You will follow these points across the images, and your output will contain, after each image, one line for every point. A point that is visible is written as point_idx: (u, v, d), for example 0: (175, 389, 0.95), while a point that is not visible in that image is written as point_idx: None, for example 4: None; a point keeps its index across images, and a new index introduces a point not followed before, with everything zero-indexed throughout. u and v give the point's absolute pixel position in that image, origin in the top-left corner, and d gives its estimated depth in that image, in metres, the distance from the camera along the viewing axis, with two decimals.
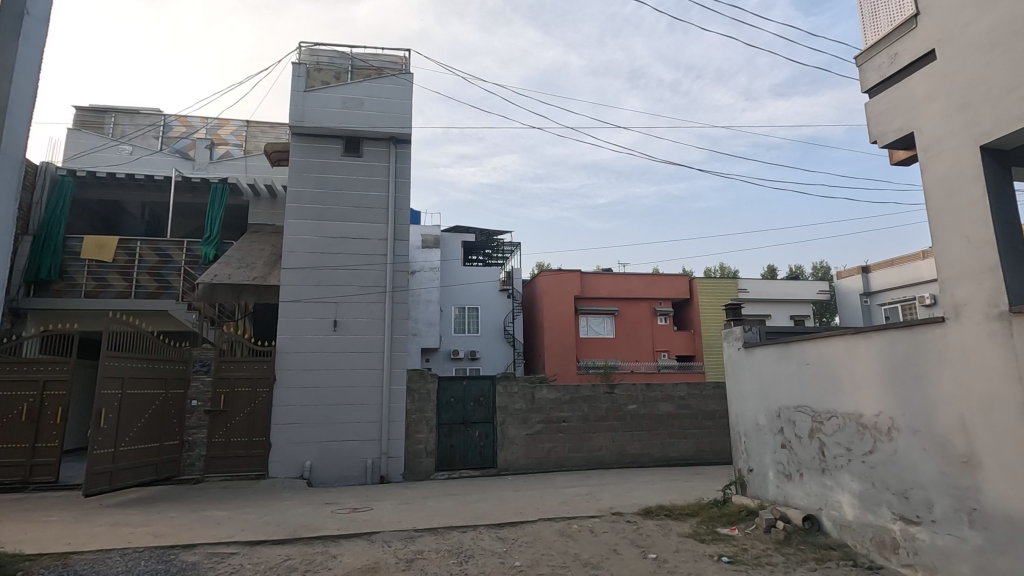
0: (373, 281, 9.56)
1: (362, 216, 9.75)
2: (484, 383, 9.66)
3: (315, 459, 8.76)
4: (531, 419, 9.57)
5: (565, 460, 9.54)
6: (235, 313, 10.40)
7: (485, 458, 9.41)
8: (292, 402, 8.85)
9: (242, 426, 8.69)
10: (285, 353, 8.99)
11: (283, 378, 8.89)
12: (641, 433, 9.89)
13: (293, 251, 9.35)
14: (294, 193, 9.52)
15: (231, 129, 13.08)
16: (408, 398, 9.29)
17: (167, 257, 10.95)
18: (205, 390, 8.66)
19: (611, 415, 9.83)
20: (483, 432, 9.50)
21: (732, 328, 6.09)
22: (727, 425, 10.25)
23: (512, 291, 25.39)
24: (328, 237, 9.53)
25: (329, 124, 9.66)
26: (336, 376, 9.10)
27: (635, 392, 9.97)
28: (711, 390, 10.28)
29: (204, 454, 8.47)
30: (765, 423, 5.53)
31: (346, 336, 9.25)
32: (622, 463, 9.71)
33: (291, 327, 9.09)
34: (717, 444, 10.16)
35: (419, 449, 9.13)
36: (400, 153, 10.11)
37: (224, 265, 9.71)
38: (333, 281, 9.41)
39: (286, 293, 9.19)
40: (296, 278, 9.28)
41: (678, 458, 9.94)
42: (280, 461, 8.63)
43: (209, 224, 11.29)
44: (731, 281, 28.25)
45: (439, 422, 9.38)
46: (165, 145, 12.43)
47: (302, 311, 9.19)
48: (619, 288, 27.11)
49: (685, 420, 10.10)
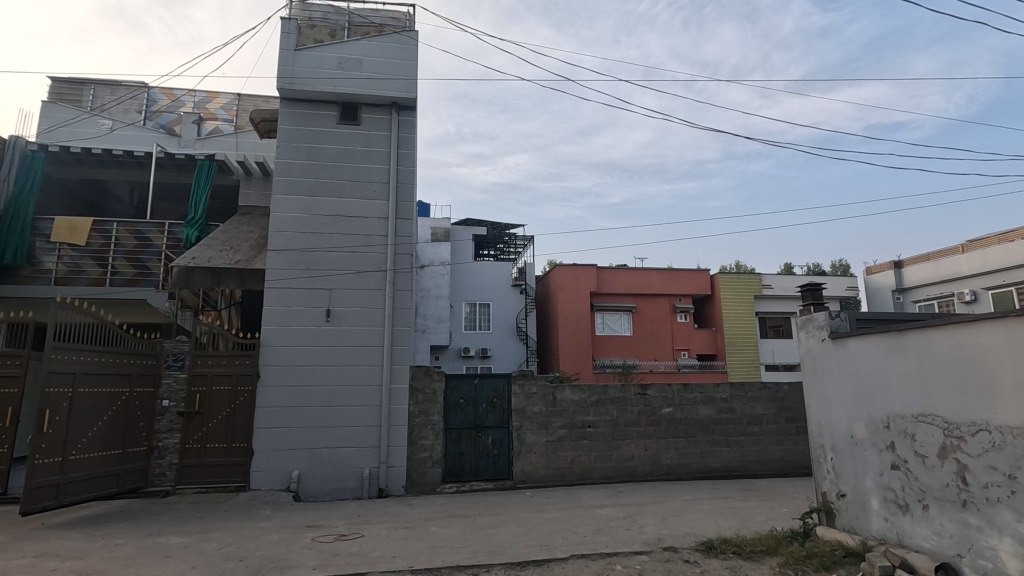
0: (372, 265, 8.39)
1: (360, 192, 8.59)
2: (498, 382, 8.45)
3: (304, 469, 7.62)
4: (552, 424, 8.35)
5: (590, 471, 8.30)
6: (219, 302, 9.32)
7: (499, 469, 8.20)
8: (278, 403, 7.72)
9: (220, 431, 7.56)
10: (271, 347, 7.85)
11: (267, 376, 7.76)
12: (678, 441, 8.62)
13: (281, 231, 8.22)
14: (283, 165, 8.38)
15: (221, 103, 11.98)
16: (411, 400, 8.09)
17: (147, 240, 9.89)
18: (179, 389, 7.54)
19: (644, 420, 8.58)
20: (496, 438, 8.27)
21: (813, 315, 4.83)
22: (776, 431, 8.94)
23: (525, 287, 24.13)
24: (321, 216, 8.38)
25: (323, 87, 8.50)
26: (329, 373, 7.93)
27: (670, 394, 8.73)
28: (755, 391, 9.00)
29: (176, 462, 7.35)
30: (865, 436, 4.27)
31: (340, 327, 8.09)
32: (657, 475, 8.45)
33: (277, 318, 7.95)
34: (765, 454, 8.85)
35: (424, 458, 7.94)
36: (402, 121, 8.94)
37: (206, 247, 8.60)
38: (326, 265, 8.25)
39: (271, 279, 8.05)
40: (283, 261, 8.13)
41: (720, 469, 8.66)
42: (264, 472, 7.51)
43: (192, 205, 10.17)
44: (755, 277, 26.83)
45: (447, 427, 8.19)
46: (149, 120, 11.36)
47: (291, 299, 8.04)
48: (637, 284, 25.76)
49: (727, 426, 8.81)
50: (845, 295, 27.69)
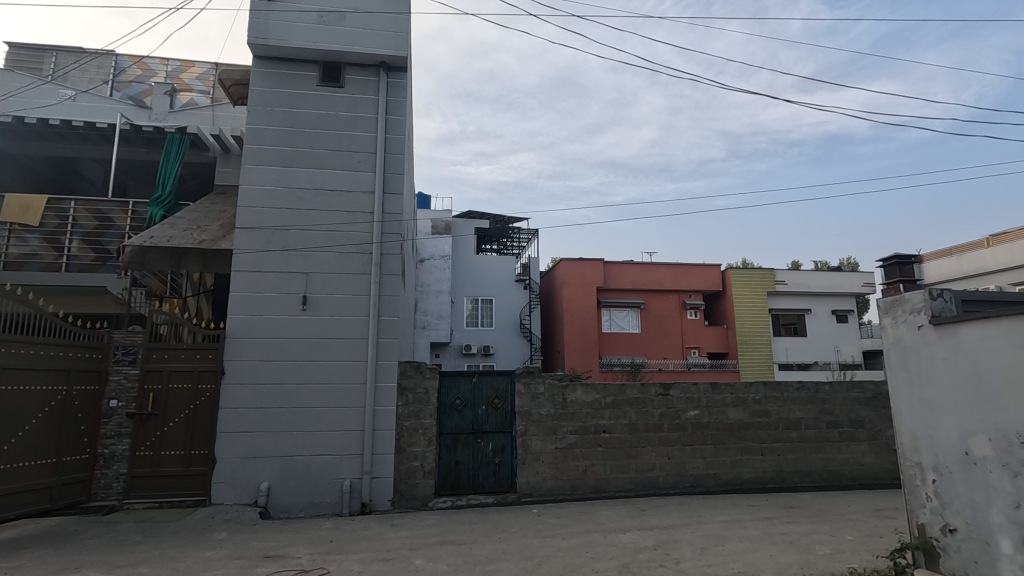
0: (356, 246, 7.33)
1: (343, 163, 7.53)
2: (500, 380, 7.40)
3: (274, 480, 6.57)
4: (561, 429, 7.28)
5: (605, 483, 7.23)
6: (185, 289, 8.27)
7: (500, 481, 7.13)
8: (246, 403, 6.67)
9: (177, 436, 6.52)
10: (237, 339, 6.80)
11: (234, 373, 6.71)
12: (705, 449, 7.54)
13: (251, 206, 7.17)
14: (254, 132, 7.33)
15: (197, 73, 10.92)
16: (400, 400, 7.04)
17: (108, 222, 8.84)
18: (129, 387, 6.49)
19: (666, 425, 7.50)
20: (498, 445, 7.20)
21: (905, 295, 3.74)
22: (816, 438, 7.85)
23: (529, 282, 23.04)
24: (298, 190, 7.33)
25: (301, 43, 7.43)
26: (305, 369, 6.88)
27: (696, 394, 7.66)
28: (793, 393, 7.90)
29: (124, 472, 6.31)
30: (989, 455, 3.20)
31: (317, 317, 7.03)
32: (681, 488, 7.36)
33: (246, 306, 6.90)
34: (804, 463, 7.75)
35: (414, 468, 6.89)
36: (392, 84, 7.88)
37: (169, 227, 7.55)
38: (304, 246, 7.20)
39: (239, 261, 7.00)
40: (254, 241, 7.09)
41: (753, 481, 7.57)
42: (227, 484, 6.47)
43: (159, 183, 9.09)
44: (769, 273, 25.68)
45: (441, 432, 7.12)
46: (116, 91, 10.31)
47: (263, 285, 6.99)
48: (646, 279, 24.65)
49: (761, 431, 7.73)
50: (861, 292, 26.58)
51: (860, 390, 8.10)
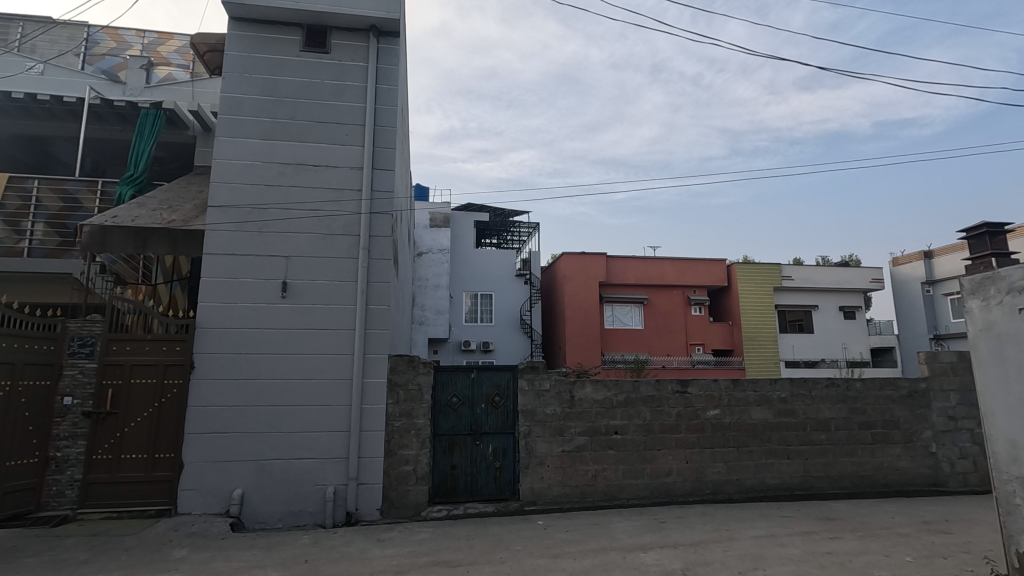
0: (342, 227, 6.62)
1: (328, 136, 6.81)
2: (502, 376, 6.70)
3: (249, 486, 5.89)
4: (569, 430, 6.58)
5: (617, 490, 6.54)
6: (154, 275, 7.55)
7: (501, 488, 6.44)
8: (218, 400, 5.98)
9: (140, 438, 5.81)
10: (208, 330, 6.10)
11: (204, 367, 6.02)
12: (727, 452, 6.86)
13: (226, 182, 6.46)
14: (230, 101, 6.60)
15: (176, 46, 10.24)
16: (390, 398, 6.34)
17: (75, 203, 8.15)
18: (85, 383, 5.80)
19: (684, 425, 6.82)
20: (498, 447, 6.52)
21: (1002, 274, 3.58)
22: (847, 440, 7.16)
23: (530, 277, 22.35)
24: (278, 165, 6.62)
25: (282, 2, 6.67)
26: (284, 363, 6.19)
27: (716, 392, 6.98)
28: (821, 390, 7.22)
29: (79, 479, 5.62)
30: None
31: (298, 305, 6.33)
32: (701, 495, 6.68)
33: (219, 293, 6.19)
34: (834, 468, 7.06)
35: (406, 473, 6.20)
36: (383, 50, 7.15)
37: (137, 207, 6.84)
38: (284, 226, 6.50)
39: (212, 243, 6.29)
40: (229, 221, 6.38)
41: (779, 488, 6.88)
42: (197, 491, 5.78)
43: (132, 161, 8.38)
44: (775, 267, 25.00)
45: (436, 434, 6.43)
46: (89, 65, 9.60)
47: (238, 269, 6.29)
48: (649, 274, 23.93)
49: (787, 432, 7.04)
50: (869, 288, 25.92)
51: (894, 387, 7.42)
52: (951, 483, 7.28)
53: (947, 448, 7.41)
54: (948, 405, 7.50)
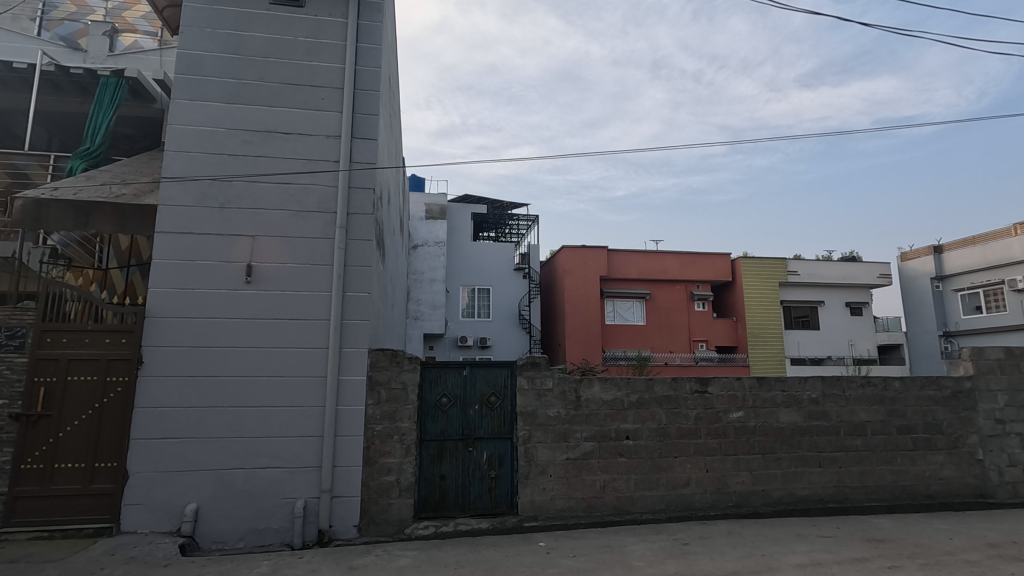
0: (316, 203, 5.81)
1: (301, 100, 5.98)
2: (498, 373, 5.90)
3: (205, 500, 5.10)
4: (574, 435, 5.79)
5: (628, 503, 5.76)
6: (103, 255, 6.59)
7: (497, 500, 5.65)
8: (170, 401, 5.18)
9: (76, 445, 5.00)
10: (160, 320, 5.29)
11: (154, 361, 5.21)
12: (752, 459, 6.08)
13: (183, 150, 5.64)
14: (188, 58, 5.77)
15: (143, 13, 9.45)
16: (370, 399, 5.52)
17: (25, 179, 7.33)
18: (14, 380, 5.00)
19: (704, 429, 6.04)
20: (493, 454, 5.73)
21: None
22: (885, 446, 6.39)
23: (528, 271, 21.54)
24: (243, 132, 5.79)
25: None
26: (247, 358, 5.39)
27: (740, 392, 6.21)
28: (856, 390, 6.45)
29: (4, 492, 4.82)
30: None
31: (265, 292, 5.52)
32: (722, 509, 5.90)
33: (173, 277, 5.38)
34: (871, 478, 6.29)
35: (388, 485, 5.41)
36: (365, 4, 6.31)
37: (85, 181, 6.01)
38: (250, 202, 5.68)
39: (165, 220, 5.48)
40: (185, 195, 5.57)
41: (810, 500, 6.11)
42: (144, 506, 4.99)
43: (88, 134, 7.52)
44: (781, 262, 24.25)
45: (422, 439, 5.64)
46: (45, 31, 8.67)
47: (195, 251, 5.48)
48: (651, 268, 23.14)
49: (819, 437, 6.26)
50: (877, 283, 25.21)
51: (937, 387, 6.65)
52: (1000, 494, 6.51)
53: (996, 454, 6.64)
54: (995, 407, 6.73)
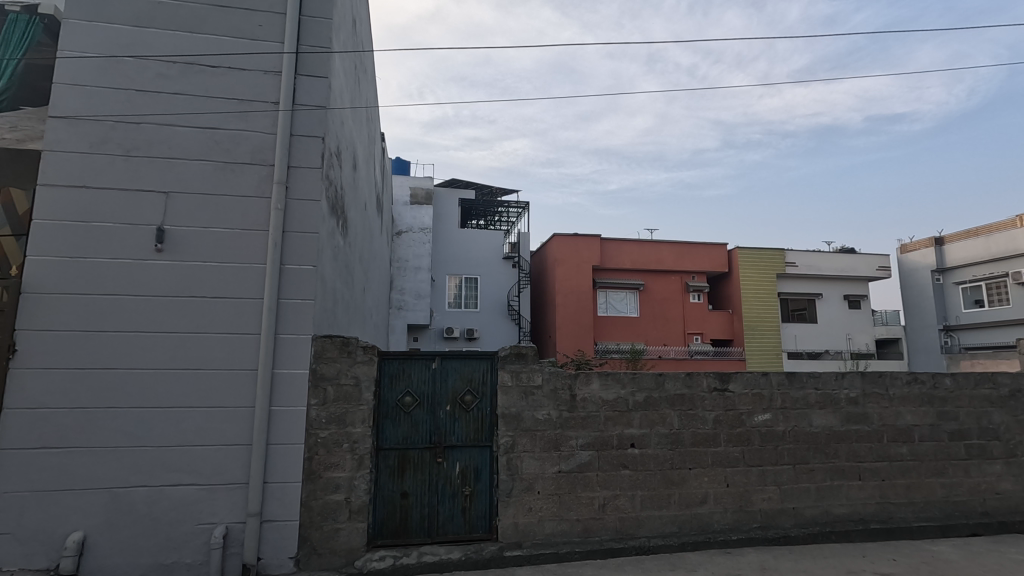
0: (249, 155, 4.66)
1: (232, 27, 4.80)
2: (476, 367, 4.81)
3: (94, 528, 3.98)
4: (568, 443, 4.73)
5: (633, 526, 4.72)
6: None
7: (471, 523, 4.59)
8: (52, 401, 4.03)
9: None
10: (39, 297, 4.12)
11: (31, 351, 4.06)
12: (781, 471, 5.05)
13: (78, 84, 4.45)
14: None
15: None
16: (314, 399, 4.41)
17: None
18: None
19: (724, 435, 5.00)
20: (468, 465, 4.66)
21: None
22: (934, 455, 5.39)
23: (520, 261, 20.36)
24: (157, 64, 4.62)
25: None
26: (156, 345, 4.25)
27: (767, 391, 5.17)
28: (901, 389, 5.43)
29: None
30: None
31: (180, 263, 4.38)
32: (746, 533, 4.87)
33: (59, 243, 4.22)
34: (919, 493, 5.29)
35: (335, 507, 4.32)
36: None
37: None
38: (163, 150, 4.52)
39: (51, 171, 4.30)
40: (79, 139, 4.39)
41: (848, 520, 5.10)
42: (12, 536, 3.86)
43: None
44: (779, 253, 23.33)
45: (380, 447, 4.54)
46: None
47: (91, 210, 4.32)
48: (646, 258, 22.10)
49: (859, 444, 5.25)
50: (876, 276, 24.45)
51: (993, 386, 5.65)
52: None
53: None
54: None
